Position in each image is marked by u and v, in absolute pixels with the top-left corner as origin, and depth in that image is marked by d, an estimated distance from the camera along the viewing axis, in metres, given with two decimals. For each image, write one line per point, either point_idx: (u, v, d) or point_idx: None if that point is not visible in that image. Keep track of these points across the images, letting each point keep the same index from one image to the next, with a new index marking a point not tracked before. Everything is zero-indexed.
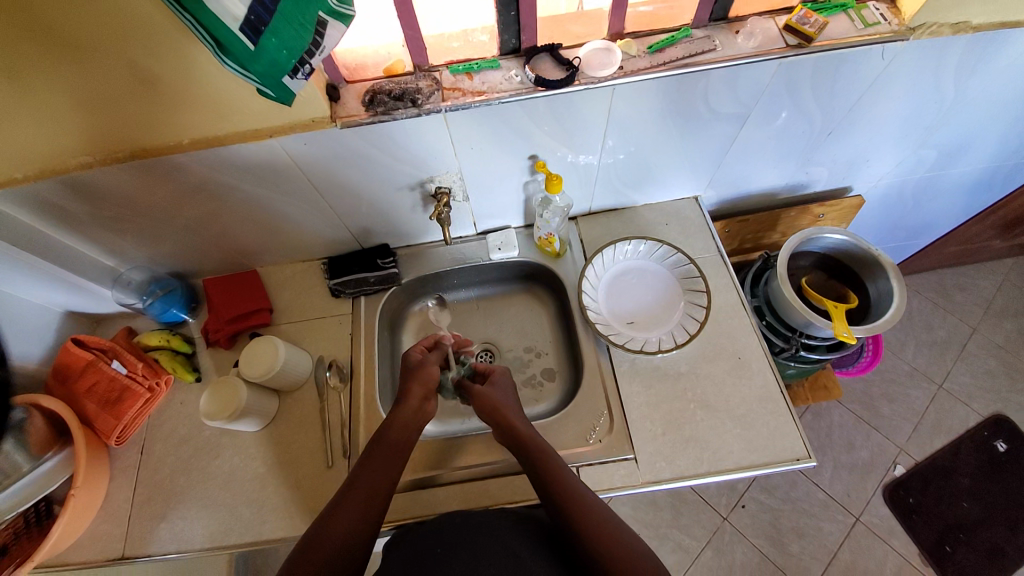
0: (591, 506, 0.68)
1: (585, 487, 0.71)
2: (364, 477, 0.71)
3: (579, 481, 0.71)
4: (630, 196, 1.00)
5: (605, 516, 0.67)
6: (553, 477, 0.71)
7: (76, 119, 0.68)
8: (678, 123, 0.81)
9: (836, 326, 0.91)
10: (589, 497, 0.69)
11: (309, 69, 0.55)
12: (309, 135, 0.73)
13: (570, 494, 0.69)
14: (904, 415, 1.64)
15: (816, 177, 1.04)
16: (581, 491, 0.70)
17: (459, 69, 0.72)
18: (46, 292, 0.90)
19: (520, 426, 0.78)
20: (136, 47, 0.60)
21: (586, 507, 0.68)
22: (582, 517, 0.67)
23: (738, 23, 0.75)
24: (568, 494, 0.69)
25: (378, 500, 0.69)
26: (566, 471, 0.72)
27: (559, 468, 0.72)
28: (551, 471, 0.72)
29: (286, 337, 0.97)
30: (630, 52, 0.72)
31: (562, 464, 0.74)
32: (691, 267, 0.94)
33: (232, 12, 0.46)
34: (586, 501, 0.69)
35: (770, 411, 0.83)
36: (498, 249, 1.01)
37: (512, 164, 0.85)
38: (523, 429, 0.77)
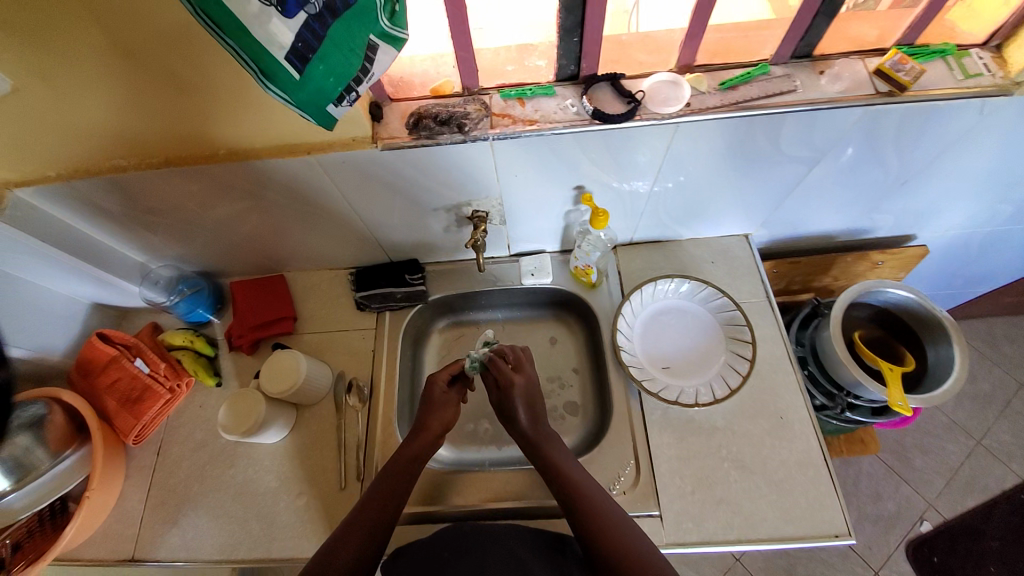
0: (611, 522, 0.67)
1: (609, 502, 0.70)
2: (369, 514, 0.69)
3: (617, 519, 0.68)
4: (674, 229, 0.94)
5: (628, 535, 0.66)
6: (579, 495, 0.70)
7: (111, 123, 0.65)
8: (741, 162, 0.75)
9: (892, 394, 0.84)
10: (611, 516, 0.68)
11: (355, 96, 0.51)
12: (349, 155, 0.69)
13: (593, 513, 0.68)
14: (938, 469, 1.55)
15: (878, 223, 0.97)
16: (603, 509, 0.68)
17: (511, 94, 0.67)
18: (74, 284, 0.90)
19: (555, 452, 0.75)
20: (170, 54, 0.56)
21: (606, 526, 0.66)
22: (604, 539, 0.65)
23: (823, 62, 0.68)
24: (592, 516, 0.67)
25: (376, 539, 0.67)
26: (592, 489, 0.71)
27: (589, 488, 0.71)
28: (582, 501, 0.69)
29: (308, 348, 0.95)
30: (699, 88, 0.66)
31: (591, 483, 0.72)
32: (736, 313, 0.87)
33: (280, 40, 0.42)
34: (611, 522, 0.67)
35: (810, 479, 0.78)
36: (531, 274, 0.97)
37: (555, 193, 0.80)
38: (558, 456, 0.75)
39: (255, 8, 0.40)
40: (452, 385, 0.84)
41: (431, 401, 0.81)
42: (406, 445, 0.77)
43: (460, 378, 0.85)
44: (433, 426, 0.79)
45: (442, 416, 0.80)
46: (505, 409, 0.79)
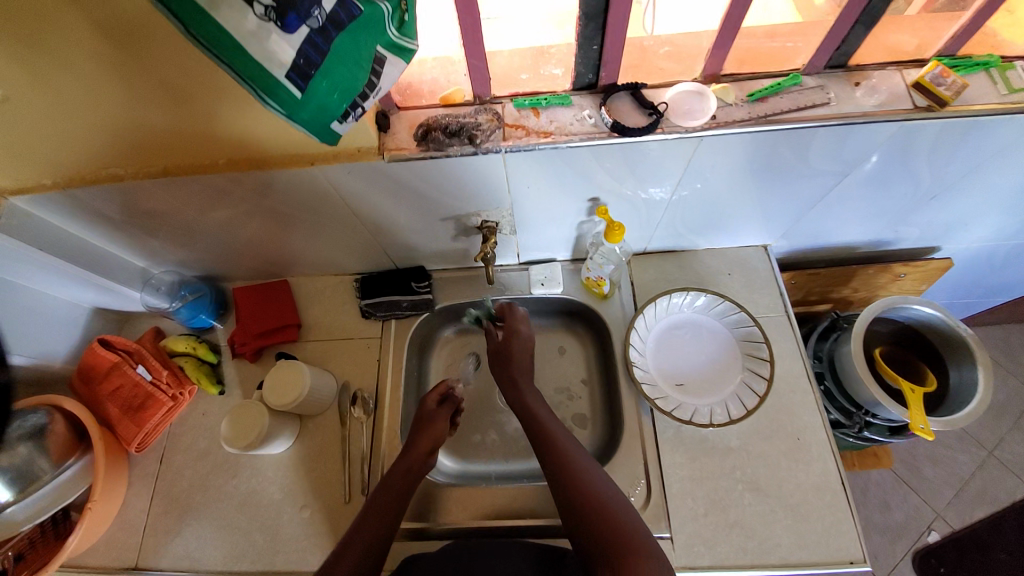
0: (586, 476, 0.67)
1: (589, 462, 0.70)
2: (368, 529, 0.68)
3: (592, 474, 0.68)
4: (690, 240, 0.91)
5: (602, 491, 0.66)
6: (560, 454, 0.70)
7: (106, 132, 0.63)
8: (766, 175, 0.71)
9: (913, 416, 0.81)
10: (588, 473, 0.68)
11: (361, 112, 0.48)
12: (355, 166, 0.66)
13: (569, 471, 0.68)
14: (947, 479, 1.53)
15: (903, 235, 0.93)
16: (580, 466, 0.68)
17: (524, 103, 0.63)
18: (74, 289, 0.88)
19: (542, 413, 0.77)
20: (162, 62, 0.53)
21: (580, 482, 0.66)
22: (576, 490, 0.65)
23: (858, 73, 0.65)
24: (567, 474, 0.68)
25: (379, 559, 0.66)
26: (573, 449, 0.71)
27: (569, 449, 0.71)
28: (559, 455, 0.70)
29: (312, 356, 0.94)
30: (726, 100, 0.62)
31: (573, 445, 0.72)
32: (754, 330, 0.84)
33: (280, 57, 0.39)
34: (585, 479, 0.67)
35: (826, 504, 0.75)
36: (541, 283, 0.94)
37: (569, 204, 0.77)
38: (544, 418, 0.76)
39: (252, 26, 0.37)
40: (441, 405, 0.83)
41: (420, 420, 0.79)
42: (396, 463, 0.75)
43: (449, 398, 0.84)
44: (421, 445, 0.77)
45: (431, 433, 0.78)
46: (504, 355, 0.82)
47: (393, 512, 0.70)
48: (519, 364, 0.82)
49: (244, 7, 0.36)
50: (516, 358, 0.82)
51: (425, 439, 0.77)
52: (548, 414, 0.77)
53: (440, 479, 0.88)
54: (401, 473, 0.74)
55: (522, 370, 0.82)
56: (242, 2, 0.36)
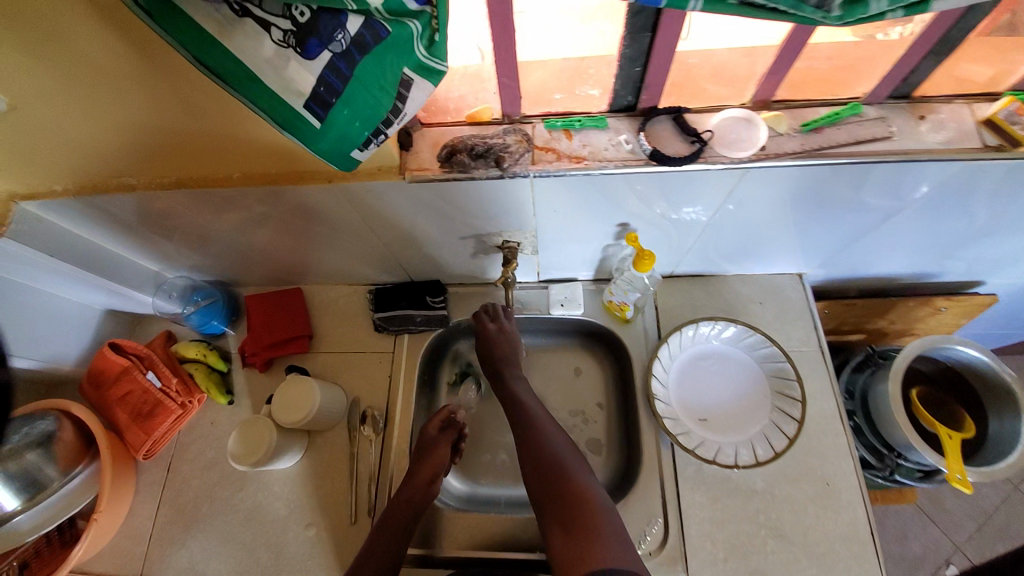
0: (549, 441, 0.70)
1: (554, 427, 0.72)
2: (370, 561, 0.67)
3: (557, 439, 0.70)
4: (721, 265, 0.86)
5: (563, 455, 0.68)
6: (529, 423, 0.72)
7: (118, 143, 0.61)
8: (810, 206, 0.67)
9: (950, 465, 0.76)
10: (551, 439, 0.70)
11: (383, 138, 0.45)
12: (373, 185, 0.62)
13: (535, 437, 0.70)
14: (969, 512, 1.40)
15: (949, 269, 0.88)
16: (545, 432, 0.71)
17: (557, 124, 0.60)
18: (86, 292, 0.86)
19: (525, 396, 0.76)
20: (177, 77, 0.51)
21: (545, 449, 0.68)
22: (540, 456, 0.68)
23: (924, 105, 0.61)
24: (532, 440, 0.70)
25: None
26: (542, 419, 0.73)
27: (538, 417, 0.73)
28: (530, 421, 0.73)
29: (323, 369, 0.91)
30: (777, 129, 0.59)
31: (543, 412, 0.74)
32: (786, 366, 0.80)
33: (298, 85, 0.38)
34: (548, 444, 0.69)
35: (856, 556, 0.71)
36: (560, 304, 0.90)
37: (597, 228, 0.73)
38: (522, 395, 0.77)
39: (270, 51, 0.36)
40: (442, 432, 0.80)
41: (421, 449, 0.77)
42: (400, 491, 0.73)
43: (451, 424, 0.81)
44: (422, 474, 0.74)
45: (431, 460, 0.76)
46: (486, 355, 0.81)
47: (394, 541, 0.69)
48: (502, 355, 0.81)
49: (262, 32, 0.35)
50: (497, 353, 0.81)
51: (427, 469, 0.75)
52: (534, 401, 0.76)
53: (448, 504, 0.84)
54: (405, 500, 0.72)
55: (506, 359, 0.80)
56: (260, 27, 0.35)
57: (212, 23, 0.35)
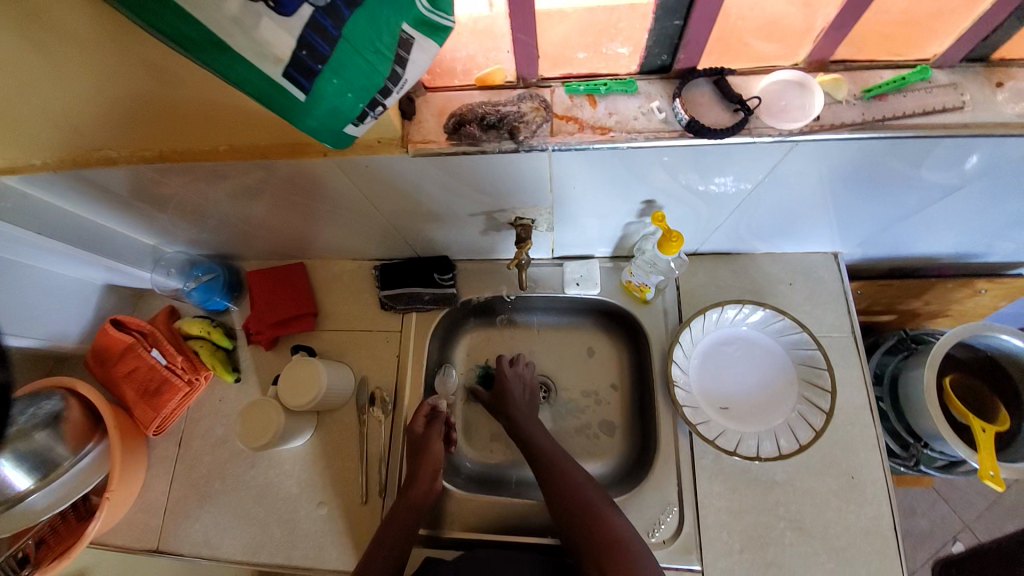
0: (577, 486, 0.70)
1: (572, 463, 0.74)
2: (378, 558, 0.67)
3: (584, 483, 0.70)
4: (751, 244, 0.80)
5: (588, 491, 0.69)
6: (548, 459, 0.74)
7: (92, 114, 0.55)
8: (861, 183, 0.60)
9: (983, 460, 0.72)
10: (573, 475, 0.71)
11: (381, 111, 0.40)
12: (373, 160, 0.56)
13: (558, 474, 0.72)
14: (981, 489, 1.33)
15: (1000, 249, 0.81)
16: (568, 467, 0.72)
17: (579, 89, 0.53)
18: (83, 268, 0.83)
19: (538, 431, 0.78)
20: (142, 41, 0.44)
21: (569, 485, 0.70)
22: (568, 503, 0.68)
23: (1003, 69, 0.52)
24: (556, 475, 0.71)
25: None
26: (559, 456, 0.74)
27: (555, 453, 0.74)
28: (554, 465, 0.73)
29: (329, 347, 0.89)
30: (835, 96, 0.51)
31: (557, 448, 0.76)
32: (816, 354, 0.75)
33: (274, 49, 0.32)
34: (573, 479, 0.71)
35: (876, 550, 0.69)
36: (575, 283, 0.85)
37: (619, 205, 0.67)
38: (537, 431, 0.78)
39: (236, 6, 0.30)
40: (430, 425, 0.80)
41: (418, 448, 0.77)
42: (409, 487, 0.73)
43: (437, 416, 0.81)
44: (423, 473, 0.74)
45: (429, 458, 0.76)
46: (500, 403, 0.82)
47: (402, 533, 0.70)
48: (518, 402, 0.81)
49: None
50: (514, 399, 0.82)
51: (428, 464, 0.75)
52: (547, 437, 0.77)
53: (456, 485, 0.82)
54: (415, 496, 0.73)
55: (521, 407, 0.80)
56: None
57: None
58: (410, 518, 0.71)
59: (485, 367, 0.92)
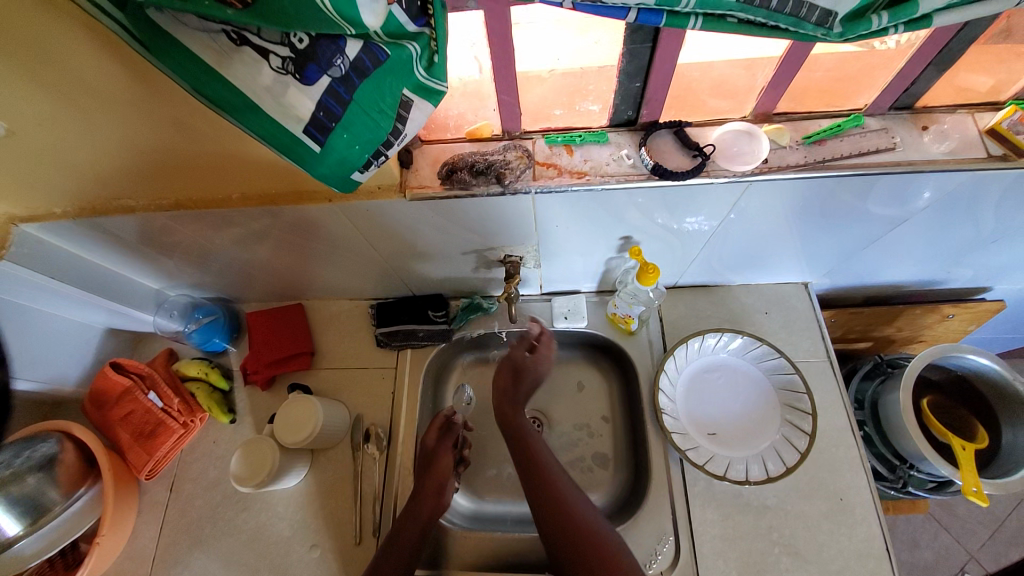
0: (563, 489, 0.69)
1: (572, 486, 0.71)
2: None
3: (570, 488, 0.70)
4: (725, 276, 0.86)
5: (576, 502, 0.68)
6: (546, 481, 0.70)
7: (119, 168, 0.61)
8: (815, 216, 0.66)
9: (965, 477, 0.75)
10: (575, 501, 0.68)
11: (384, 160, 0.45)
12: (373, 203, 0.62)
13: (558, 501, 0.68)
14: (982, 518, 1.32)
15: (957, 276, 0.87)
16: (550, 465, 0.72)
17: (558, 140, 0.60)
18: (88, 312, 0.86)
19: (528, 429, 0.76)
20: (180, 105, 0.51)
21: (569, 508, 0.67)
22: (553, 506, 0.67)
23: (926, 115, 0.61)
24: (554, 502, 0.68)
25: None
26: (558, 475, 0.70)
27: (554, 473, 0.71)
28: (537, 461, 0.72)
29: (325, 385, 0.91)
30: (780, 142, 0.58)
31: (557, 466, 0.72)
32: (795, 378, 0.79)
33: (297, 111, 0.38)
34: (573, 503, 0.68)
35: (871, 574, 0.69)
36: (564, 317, 0.89)
37: (600, 242, 0.73)
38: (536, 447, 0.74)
39: (269, 79, 0.36)
40: (442, 439, 0.81)
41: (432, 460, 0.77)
42: (417, 505, 0.73)
43: (453, 429, 0.82)
44: (429, 490, 0.74)
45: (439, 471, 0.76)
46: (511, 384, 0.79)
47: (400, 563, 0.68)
48: (523, 390, 0.79)
49: (260, 60, 0.35)
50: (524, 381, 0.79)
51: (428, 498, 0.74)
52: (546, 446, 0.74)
53: (457, 525, 0.83)
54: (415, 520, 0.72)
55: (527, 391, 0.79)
56: (258, 55, 0.34)
57: (208, 51, 0.34)
58: (413, 536, 0.71)
59: (472, 299, 0.93)
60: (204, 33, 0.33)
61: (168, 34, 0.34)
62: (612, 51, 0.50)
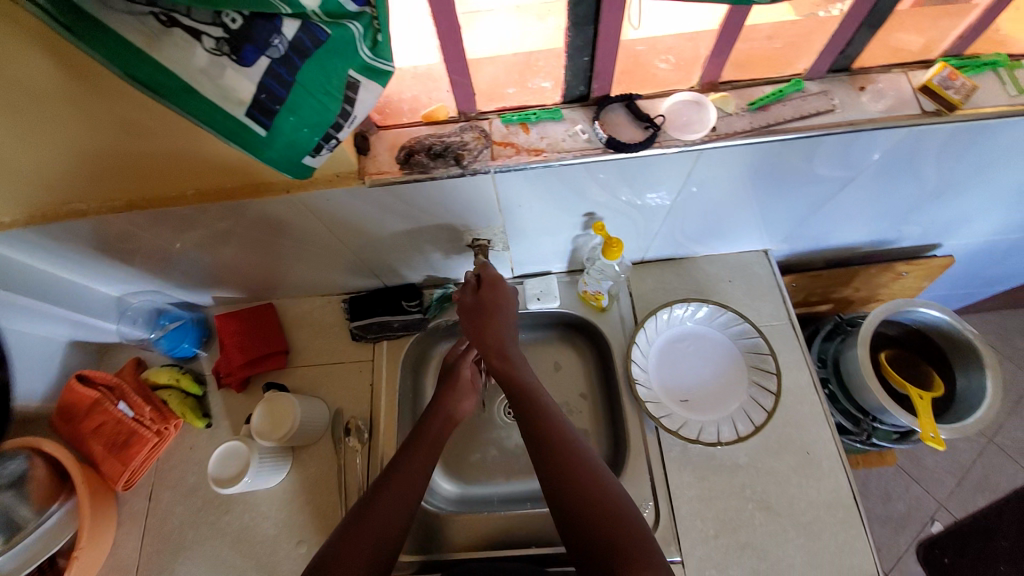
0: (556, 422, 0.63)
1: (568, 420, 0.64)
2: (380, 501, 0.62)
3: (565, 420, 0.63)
4: (690, 247, 0.88)
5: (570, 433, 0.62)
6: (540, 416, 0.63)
7: (65, 170, 0.59)
8: (768, 181, 0.69)
9: (923, 424, 0.78)
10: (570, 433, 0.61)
11: (335, 143, 0.45)
12: (333, 193, 0.62)
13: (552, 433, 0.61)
14: (948, 466, 1.39)
15: (907, 234, 0.91)
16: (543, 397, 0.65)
17: (513, 119, 0.61)
18: (48, 324, 0.84)
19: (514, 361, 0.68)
20: (123, 101, 0.50)
21: (584, 464, 0.58)
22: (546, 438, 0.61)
23: (864, 76, 0.63)
24: (549, 436, 0.61)
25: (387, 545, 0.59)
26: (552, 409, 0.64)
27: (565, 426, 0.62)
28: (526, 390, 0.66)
29: (301, 383, 0.90)
30: (726, 109, 0.60)
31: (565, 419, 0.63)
32: (759, 341, 0.82)
33: (238, 93, 0.38)
34: (584, 460, 0.59)
35: (839, 520, 0.73)
36: (537, 298, 0.90)
37: (565, 220, 0.74)
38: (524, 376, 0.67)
39: (204, 60, 0.36)
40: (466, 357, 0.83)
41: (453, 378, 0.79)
42: (431, 420, 0.73)
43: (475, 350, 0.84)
44: (447, 405, 0.75)
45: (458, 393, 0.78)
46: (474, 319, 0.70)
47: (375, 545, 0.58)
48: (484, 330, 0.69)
49: (193, 42, 0.35)
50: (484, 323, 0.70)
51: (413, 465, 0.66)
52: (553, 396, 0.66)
53: (444, 510, 0.84)
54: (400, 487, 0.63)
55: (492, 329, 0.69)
56: (190, 36, 0.34)
57: (139, 35, 0.34)
58: (423, 454, 0.68)
59: (445, 286, 0.93)
60: (132, 16, 0.33)
61: (98, 22, 0.33)
62: (558, 26, 0.51)
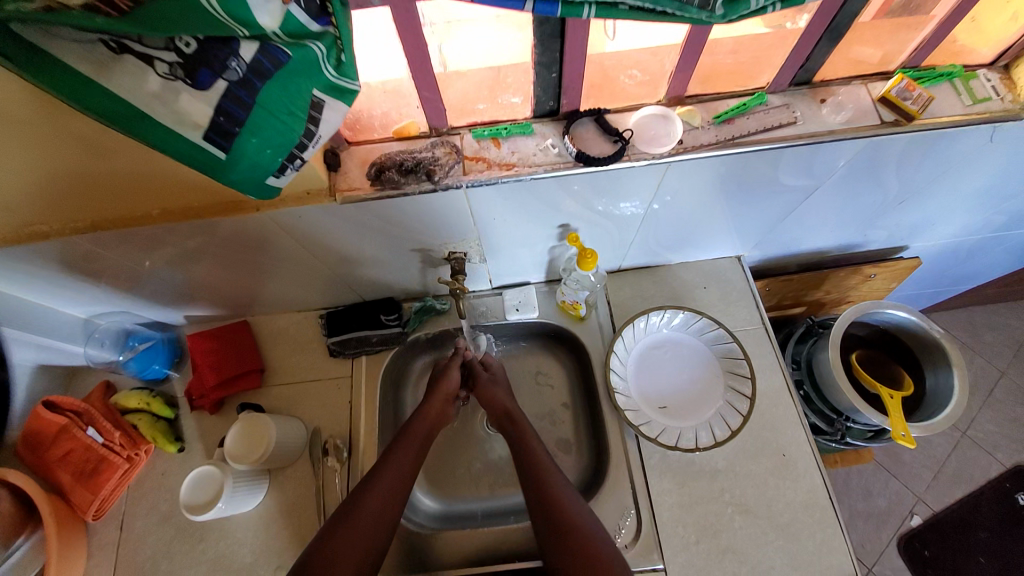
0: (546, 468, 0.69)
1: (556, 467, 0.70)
2: (369, 501, 0.63)
3: (550, 463, 0.70)
4: (665, 255, 0.90)
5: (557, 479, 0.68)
6: (531, 461, 0.70)
7: (23, 192, 0.57)
8: (735, 191, 0.70)
9: (894, 425, 0.80)
10: (556, 480, 0.68)
11: (300, 163, 0.45)
12: (303, 211, 0.61)
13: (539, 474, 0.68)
14: (924, 461, 1.43)
15: (874, 237, 0.94)
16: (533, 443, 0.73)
17: (485, 134, 0.61)
18: (13, 349, 0.80)
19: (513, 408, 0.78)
20: (82, 121, 0.49)
21: (556, 494, 0.66)
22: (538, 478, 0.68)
23: (824, 89, 0.66)
24: (538, 474, 0.68)
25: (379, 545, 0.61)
26: (541, 455, 0.71)
27: (549, 471, 0.69)
28: (522, 439, 0.74)
29: (277, 402, 0.88)
30: (692, 122, 0.62)
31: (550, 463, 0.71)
32: (733, 346, 0.84)
33: (193, 118, 0.37)
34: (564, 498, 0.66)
35: (817, 520, 0.74)
36: (516, 309, 0.91)
37: (540, 232, 0.74)
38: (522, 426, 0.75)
39: (157, 85, 0.35)
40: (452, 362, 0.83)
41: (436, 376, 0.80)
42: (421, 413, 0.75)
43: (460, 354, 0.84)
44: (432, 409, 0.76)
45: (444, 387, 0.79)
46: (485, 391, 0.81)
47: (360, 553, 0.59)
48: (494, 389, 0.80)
49: (145, 66, 0.34)
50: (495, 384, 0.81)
51: (393, 472, 0.66)
52: (537, 438, 0.74)
53: (425, 527, 0.82)
54: (384, 492, 0.64)
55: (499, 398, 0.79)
56: (142, 62, 0.34)
57: (90, 63, 0.34)
58: (414, 450, 0.70)
59: (424, 300, 0.93)
60: (81, 45, 0.33)
61: (42, 49, 0.33)
62: (525, 42, 0.52)
